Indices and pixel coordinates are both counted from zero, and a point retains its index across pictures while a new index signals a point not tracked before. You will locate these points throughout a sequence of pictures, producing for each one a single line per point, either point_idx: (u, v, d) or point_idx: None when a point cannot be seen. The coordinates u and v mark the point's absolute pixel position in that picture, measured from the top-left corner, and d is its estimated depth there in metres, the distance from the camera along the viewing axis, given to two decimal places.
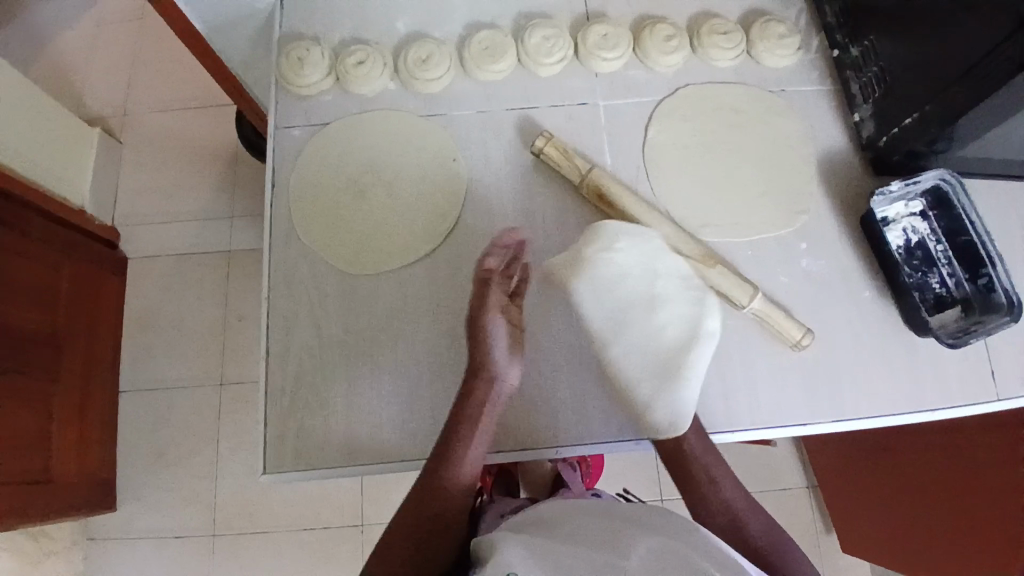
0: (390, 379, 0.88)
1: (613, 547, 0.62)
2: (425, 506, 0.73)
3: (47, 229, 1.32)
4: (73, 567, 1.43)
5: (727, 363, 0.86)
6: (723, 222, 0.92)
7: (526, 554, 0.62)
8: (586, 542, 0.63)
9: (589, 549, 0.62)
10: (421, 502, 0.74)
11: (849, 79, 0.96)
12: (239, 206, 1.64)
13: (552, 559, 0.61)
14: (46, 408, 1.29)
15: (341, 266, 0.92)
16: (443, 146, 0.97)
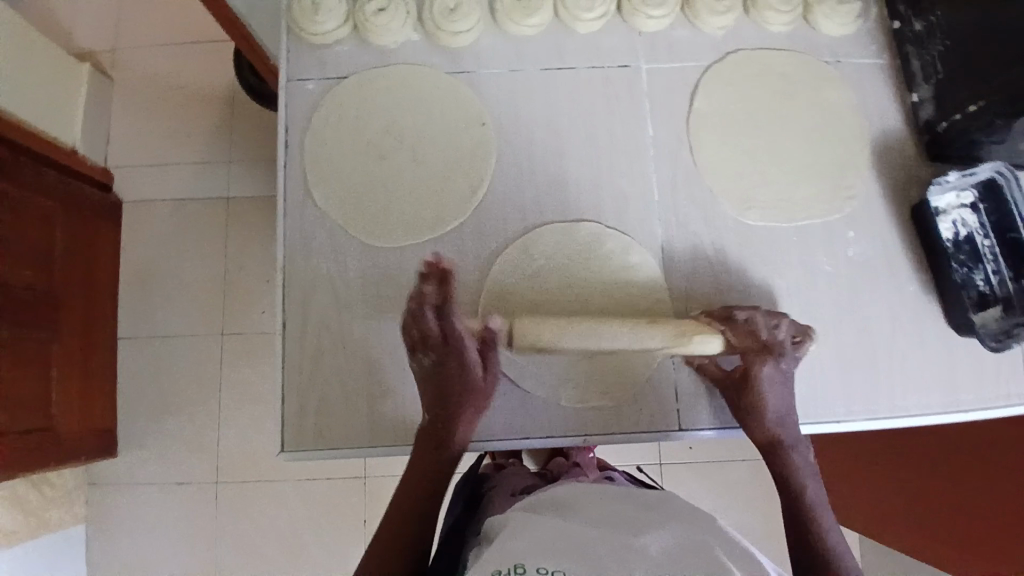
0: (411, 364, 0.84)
1: (629, 530, 0.62)
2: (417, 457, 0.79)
3: (39, 174, 1.25)
4: (78, 511, 1.44)
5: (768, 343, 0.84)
6: (766, 205, 0.87)
7: (532, 543, 0.59)
8: (601, 524, 0.63)
9: (604, 533, 0.61)
10: (419, 462, 0.79)
11: (909, 54, 0.89)
12: (238, 152, 1.55)
13: (565, 540, 0.60)
14: (45, 359, 1.25)
15: (362, 239, 0.87)
16: (472, 109, 0.90)
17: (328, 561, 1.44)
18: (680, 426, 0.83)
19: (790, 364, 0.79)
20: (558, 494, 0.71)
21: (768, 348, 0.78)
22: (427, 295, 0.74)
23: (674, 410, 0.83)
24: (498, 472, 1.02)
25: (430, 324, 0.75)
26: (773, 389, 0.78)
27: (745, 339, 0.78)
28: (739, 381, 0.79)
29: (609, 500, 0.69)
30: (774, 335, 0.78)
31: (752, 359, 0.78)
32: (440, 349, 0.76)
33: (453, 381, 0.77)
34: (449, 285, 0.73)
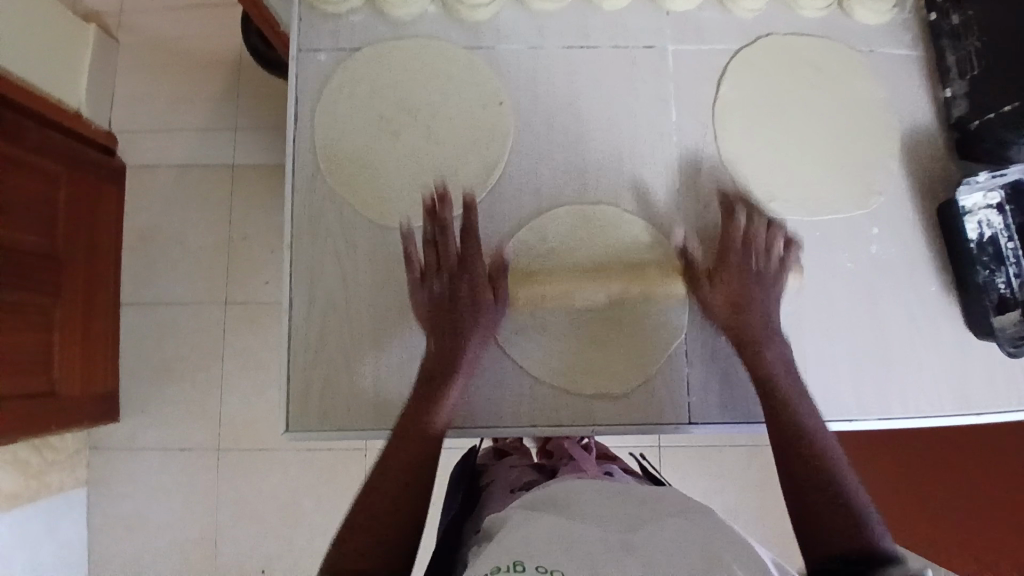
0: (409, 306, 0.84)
1: (627, 524, 0.61)
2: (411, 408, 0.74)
3: (44, 136, 1.22)
4: (79, 474, 1.45)
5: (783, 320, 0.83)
6: (789, 197, 0.85)
7: (532, 541, 0.58)
8: (599, 519, 0.62)
9: (602, 529, 0.60)
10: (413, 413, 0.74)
11: (945, 48, 0.86)
12: (245, 118, 1.52)
13: (562, 536, 0.59)
14: (48, 323, 1.24)
15: (373, 217, 0.85)
16: (489, 87, 0.88)
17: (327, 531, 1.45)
18: (691, 420, 0.82)
19: (767, 265, 0.80)
20: (559, 491, 0.70)
21: (746, 243, 0.80)
22: (443, 218, 0.77)
23: (683, 403, 0.82)
24: (496, 465, 1.02)
25: (446, 245, 0.78)
26: (737, 278, 0.79)
27: (732, 232, 0.80)
28: (714, 275, 0.80)
29: (609, 495, 0.68)
30: (758, 232, 0.80)
31: (732, 250, 0.80)
32: (454, 272, 0.78)
33: (463, 302, 0.78)
34: (467, 212, 0.78)
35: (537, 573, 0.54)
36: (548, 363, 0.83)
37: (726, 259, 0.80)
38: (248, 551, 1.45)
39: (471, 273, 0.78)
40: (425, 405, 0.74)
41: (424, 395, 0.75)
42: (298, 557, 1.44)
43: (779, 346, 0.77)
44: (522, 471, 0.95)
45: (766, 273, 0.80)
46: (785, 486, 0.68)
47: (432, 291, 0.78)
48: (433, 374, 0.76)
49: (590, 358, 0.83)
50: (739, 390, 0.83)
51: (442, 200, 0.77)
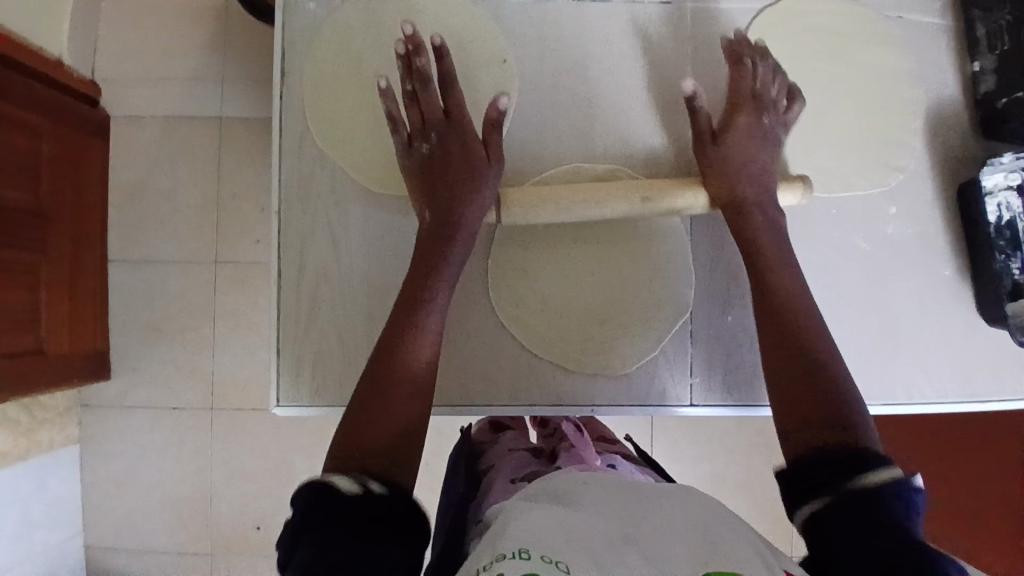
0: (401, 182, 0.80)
1: (628, 517, 0.59)
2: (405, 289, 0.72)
3: (28, 88, 1.16)
4: (70, 432, 1.43)
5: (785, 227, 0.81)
6: (806, 172, 0.81)
7: (534, 533, 0.55)
8: (599, 511, 0.60)
9: (604, 523, 0.57)
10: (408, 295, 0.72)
11: (975, 19, 0.82)
12: (234, 68, 1.45)
13: (565, 530, 0.56)
14: (34, 282, 1.21)
15: (367, 184, 0.81)
16: (492, 46, 0.82)
17: None
18: (692, 404, 0.80)
19: (776, 124, 0.77)
20: (560, 481, 0.69)
21: (756, 97, 0.77)
22: (419, 68, 0.73)
23: (685, 387, 0.80)
24: (493, 447, 1.00)
25: (428, 96, 0.74)
26: (745, 132, 0.76)
27: (743, 79, 0.77)
28: (719, 132, 0.76)
29: (609, 486, 0.66)
30: (763, 80, 0.77)
31: (740, 104, 0.76)
32: (440, 128, 0.75)
33: (454, 161, 0.75)
34: (442, 58, 0.73)
35: (544, 563, 0.51)
36: (546, 339, 0.80)
37: (731, 115, 0.76)
38: (242, 510, 1.45)
39: (461, 125, 0.75)
40: (418, 284, 0.72)
41: (416, 274, 0.73)
42: None
43: (773, 209, 0.75)
44: (520, 455, 0.94)
45: (772, 130, 0.77)
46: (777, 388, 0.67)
47: (422, 144, 0.75)
48: (426, 253, 0.74)
49: (590, 330, 0.80)
50: (743, 375, 0.81)
51: (416, 45, 0.73)
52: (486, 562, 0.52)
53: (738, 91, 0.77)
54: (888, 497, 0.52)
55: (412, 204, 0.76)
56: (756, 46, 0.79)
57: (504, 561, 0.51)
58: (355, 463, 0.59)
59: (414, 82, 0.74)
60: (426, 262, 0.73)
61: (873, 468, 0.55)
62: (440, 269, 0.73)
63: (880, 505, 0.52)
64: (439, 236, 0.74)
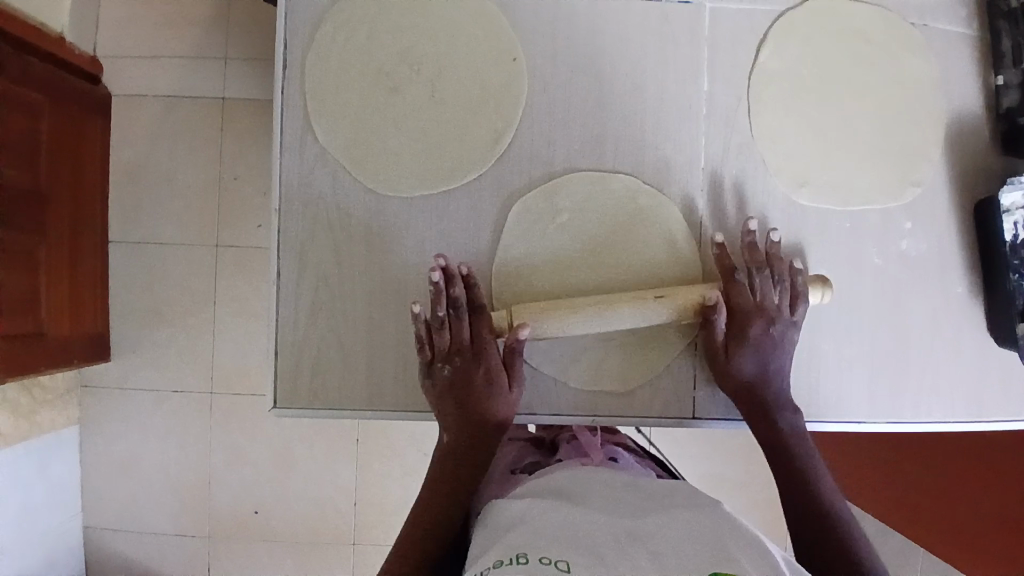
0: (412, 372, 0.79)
1: (632, 515, 0.59)
2: (431, 493, 0.76)
3: (25, 65, 1.13)
4: (71, 413, 1.44)
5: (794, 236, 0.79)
6: (822, 183, 0.79)
7: (534, 534, 0.57)
8: (603, 511, 0.60)
9: (607, 520, 0.58)
10: (435, 493, 0.76)
11: (1001, 30, 0.80)
12: (238, 49, 1.42)
13: (567, 529, 0.57)
14: (34, 265, 1.19)
15: (371, 185, 0.79)
16: (502, 42, 0.79)
17: (320, 477, 1.46)
18: (695, 415, 0.79)
19: (786, 331, 0.76)
20: (561, 480, 0.69)
21: (760, 307, 0.75)
22: (453, 301, 0.74)
23: (688, 398, 0.79)
24: None
25: (456, 327, 0.75)
26: (755, 349, 0.75)
27: (739, 296, 0.76)
28: (727, 344, 0.76)
29: (615, 488, 0.66)
30: (766, 289, 0.76)
31: (750, 315, 0.75)
32: (466, 358, 0.75)
33: (476, 386, 0.75)
34: (471, 293, 0.75)
35: (540, 563, 0.51)
36: (542, 351, 0.79)
37: (740, 322, 0.76)
38: (242, 494, 1.46)
39: (488, 359, 0.75)
40: (444, 486, 0.76)
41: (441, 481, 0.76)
42: (291, 501, 1.46)
43: (792, 414, 0.76)
44: (519, 449, 0.94)
45: (781, 338, 0.76)
46: (789, 512, 0.73)
47: (448, 371, 0.75)
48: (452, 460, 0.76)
49: (597, 351, 0.79)
50: None
51: (450, 278, 0.75)
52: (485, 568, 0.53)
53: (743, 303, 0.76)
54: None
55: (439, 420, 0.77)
56: (769, 242, 0.77)
57: (504, 565, 0.52)
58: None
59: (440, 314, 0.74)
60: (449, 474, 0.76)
61: None
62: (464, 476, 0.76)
63: None
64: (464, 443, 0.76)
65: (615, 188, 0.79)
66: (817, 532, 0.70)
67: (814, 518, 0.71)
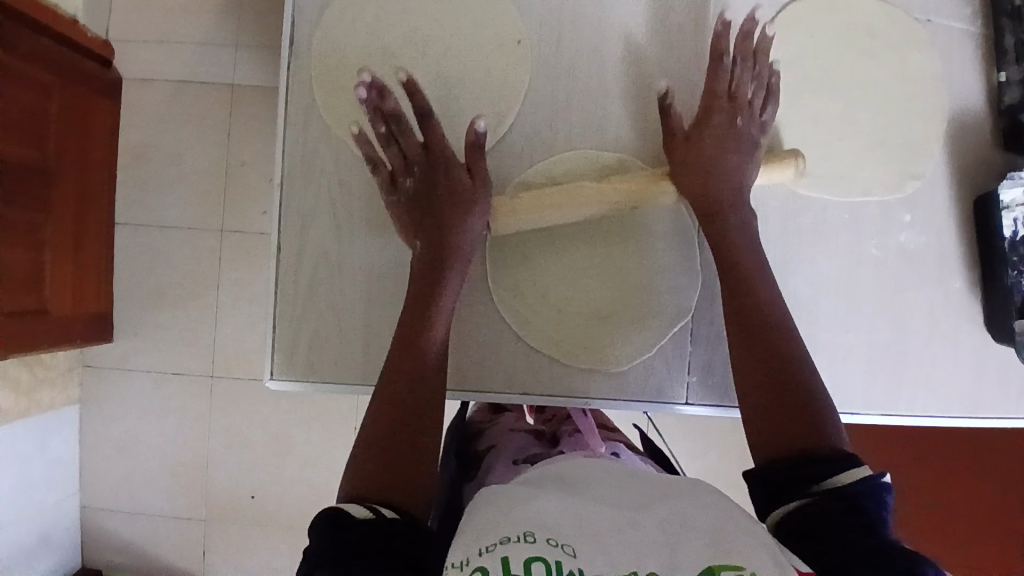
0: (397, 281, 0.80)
1: (633, 502, 0.59)
2: (398, 343, 0.69)
3: (35, 42, 1.13)
4: (71, 392, 1.44)
5: (794, 226, 0.80)
6: (823, 173, 0.80)
7: (539, 513, 0.56)
8: (605, 498, 0.60)
9: (609, 506, 0.58)
10: (403, 345, 0.69)
11: (1005, 27, 0.80)
12: (248, 34, 1.44)
13: (570, 512, 0.57)
14: (38, 241, 1.20)
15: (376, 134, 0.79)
16: (507, 25, 0.80)
17: (317, 462, 1.47)
18: (688, 402, 0.80)
19: (751, 125, 0.76)
20: (561, 468, 0.69)
21: (732, 98, 0.76)
22: (390, 109, 0.74)
23: (682, 385, 0.80)
24: (493, 426, 1.00)
25: (405, 133, 0.75)
26: (718, 133, 0.75)
27: (715, 82, 0.76)
28: (695, 135, 0.75)
29: (614, 476, 0.66)
30: (740, 79, 0.76)
31: (716, 102, 0.76)
32: (423, 164, 0.75)
33: (440, 188, 0.75)
34: (411, 94, 0.72)
35: (547, 546, 0.51)
36: (535, 324, 0.79)
37: (709, 109, 0.76)
38: (239, 476, 1.47)
39: (446, 156, 0.75)
40: (413, 337, 0.70)
41: (411, 328, 0.70)
42: (287, 485, 1.47)
43: (745, 210, 0.75)
44: (520, 438, 0.93)
45: (746, 130, 0.76)
46: (750, 416, 0.64)
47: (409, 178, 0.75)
48: (419, 295, 0.72)
49: (590, 327, 0.79)
50: None
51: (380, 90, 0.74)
52: (490, 542, 0.52)
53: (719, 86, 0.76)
54: (863, 494, 0.53)
55: (404, 234, 0.77)
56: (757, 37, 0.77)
57: (509, 543, 0.52)
58: (373, 494, 0.58)
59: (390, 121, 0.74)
60: (417, 317, 0.71)
61: (846, 469, 0.55)
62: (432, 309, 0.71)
63: (859, 505, 0.52)
64: (429, 273, 0.73)
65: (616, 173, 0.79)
66: (788, 408, 0.62)
67: (778, 401, 0.63)
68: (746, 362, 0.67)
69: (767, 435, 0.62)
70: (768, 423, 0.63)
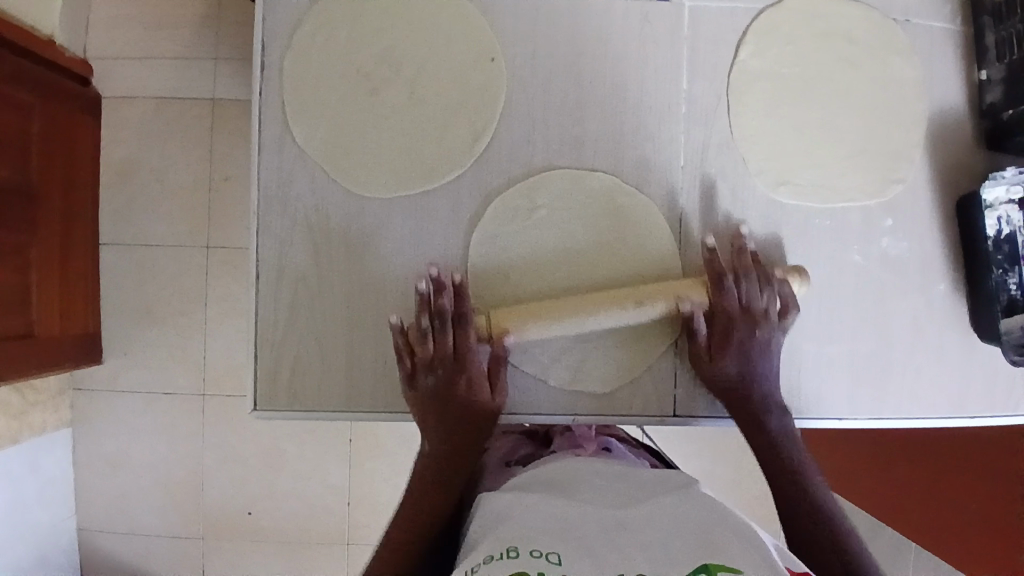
0: (380, 307, 0.79)
1: (619, 507, 0.58)
2: (416, 510, 0.74)
3: (16, 64, 1.12)
4: (63, 415, 1.43)
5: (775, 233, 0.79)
6: (803, 181, 0.79)
7: (526, 526, 0.55)
8: (592, 502, 0.59)
9: (595, 512, 0.57)
10: (415, 506, 0.74)
11: (984, 26, 0.79)
12: (227, 49, 1.42)
13: (556, 520, 0.55)
14: (23, 266, 1.18)
15: (357, 165, 0.79)
16: (481, 41, 0.79)
17: (312, 477, 1.46)
18: (674, 412, 0.79)
19: (767, 337, 0.76)
20: (550, 475, 0.68)
21: (746, 312, 0.75)
22: (439, 313, 0.74)
23: (669, 395, 0.79)
24: None
25: (441, 340, 0.75)
26: (739, 355, 0.75)
27: (727, 303, 0.75)
28: (712, 345, 0.76)
29: (604, 481, 0.65)
30: (754, 294, 0.75)
31: (732, 323, 0.75)
32: (449, 371, 0.75)
33: (462, 399, 0.75)
34: (461, 315, 0.74)
35: (532, 556, 0.50)
36: (525, 351, 0.78)
37: (726, 321, 0.75)
38: (233, 494, 1.46)
39: (477, 369, 0.75)
40: (429, 500, 0.74)
41: (427, 491, 0.75)
42: (283, 501, 1.46)
43: (781, 415, 0.75)
44: (512, 442, 0.93)
45: (767, 345, 0.76)
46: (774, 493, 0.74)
47: (439, 379, 0.75)
48: (440, 470, 0.76)
49: (580, 355, 0.79)
50: None
51: (440, 287, 0.75)
52: (475, 564, 0.52)
53: (733, 305, 0.75)
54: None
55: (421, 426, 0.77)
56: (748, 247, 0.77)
57: (493, 561, 0.51)
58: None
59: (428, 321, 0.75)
60: (430, 492, 0.75)
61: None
62: (448, 481, 0.75)
63: None
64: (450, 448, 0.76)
65: (596, 186, 0.79)
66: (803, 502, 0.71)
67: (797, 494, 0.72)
68: (761, 458, 0.75)
69: (787, 513, 0.72)
70: (788, 503, 0.72)
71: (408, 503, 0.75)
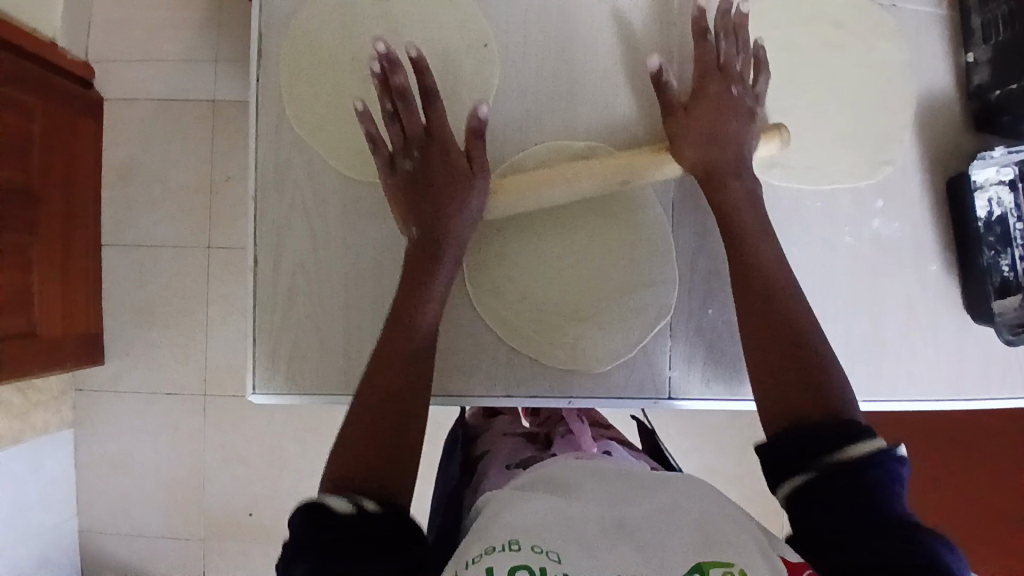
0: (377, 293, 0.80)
1: (620, 502, 0.57)
2: (395, 341, 0.68)
3: (20, 66, 1.13)
4: (65, 415, 1.44)
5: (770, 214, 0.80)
6: (794, 163, 0.80)
7: (527, 519, 0.54)
8: (594, 498, 0.58)
9: (597, 507, 0.56)
10: (393, 343, 0.67)
11: (971, 9, 0.81)
12: (226, 49, 1.44)
13: (559, 516, 0.54)
14: (26, 265, 1.20)
15: (354, 148, 0.80)
16: (474, 30, 0.80)
17: (314, 474, 1.46)
18: (671, 395, 0.80)
19: (744, 97, 0.76)
20: (550, 471, 0.67)
21: (721, 69, 0.76)
22: (398, 85, 0.72)
23: (665, 380, 0.80)
24: (487, 431, 0.99)
25: (408, 112, 0.73)
26: (713, 105, 0.74)
27: (704, 55, 0.75)
28: (691, 108, 0.75)
29: (605, 474, 0.64)
30: (729, 55, 0.76)
31: (708, 78, 0.75)
32: (423, 148, 0.74)
33: (438, 179, 0.73)
34: (423, 75, 0.71)
35: (532, 553, 0.49)
36: (522, 327, 0.79)
37: (702, 81, 0.75)
38: (235, 493, 1.46)
39: (451, 148, 0.74)
40: (403, 342, 0.68)
41: (406, 313, 0.69)
42: (285, 499, 1.46)
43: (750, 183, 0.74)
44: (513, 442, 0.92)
45: (742, 100, 0.75)
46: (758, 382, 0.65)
47: (413, 170, 0.74)
48: (419, 291, 0.71)
49: (575, 326, 0.79)
50: (719, 369, 0.80)
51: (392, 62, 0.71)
52: (475, 553, 0.50)
53: (711, 61, 0.75)
54: (870, 466, 0.52)
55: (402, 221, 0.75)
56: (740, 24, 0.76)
57: (493, 552, 0.49)
58: (353, 485, 0.56)
59: (392, 99, 0.73)
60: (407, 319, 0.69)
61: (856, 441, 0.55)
62: (427, 295, 0.71)
63: (869, 478, 0.52)
64: (428, 268, 0.72)
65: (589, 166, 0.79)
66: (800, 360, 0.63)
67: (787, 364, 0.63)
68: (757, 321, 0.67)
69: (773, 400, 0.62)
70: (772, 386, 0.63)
71: (384, 348, 0.67)
